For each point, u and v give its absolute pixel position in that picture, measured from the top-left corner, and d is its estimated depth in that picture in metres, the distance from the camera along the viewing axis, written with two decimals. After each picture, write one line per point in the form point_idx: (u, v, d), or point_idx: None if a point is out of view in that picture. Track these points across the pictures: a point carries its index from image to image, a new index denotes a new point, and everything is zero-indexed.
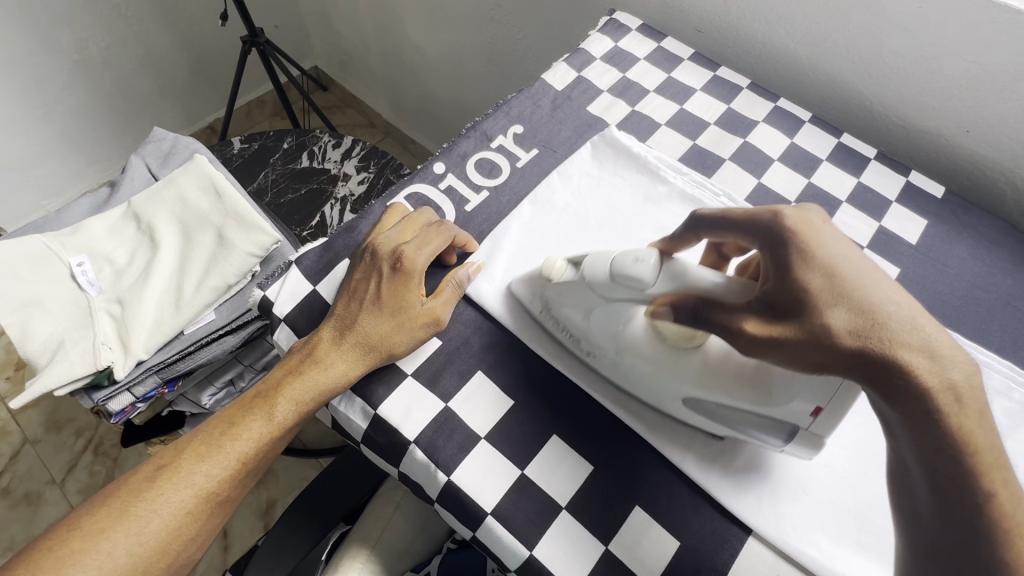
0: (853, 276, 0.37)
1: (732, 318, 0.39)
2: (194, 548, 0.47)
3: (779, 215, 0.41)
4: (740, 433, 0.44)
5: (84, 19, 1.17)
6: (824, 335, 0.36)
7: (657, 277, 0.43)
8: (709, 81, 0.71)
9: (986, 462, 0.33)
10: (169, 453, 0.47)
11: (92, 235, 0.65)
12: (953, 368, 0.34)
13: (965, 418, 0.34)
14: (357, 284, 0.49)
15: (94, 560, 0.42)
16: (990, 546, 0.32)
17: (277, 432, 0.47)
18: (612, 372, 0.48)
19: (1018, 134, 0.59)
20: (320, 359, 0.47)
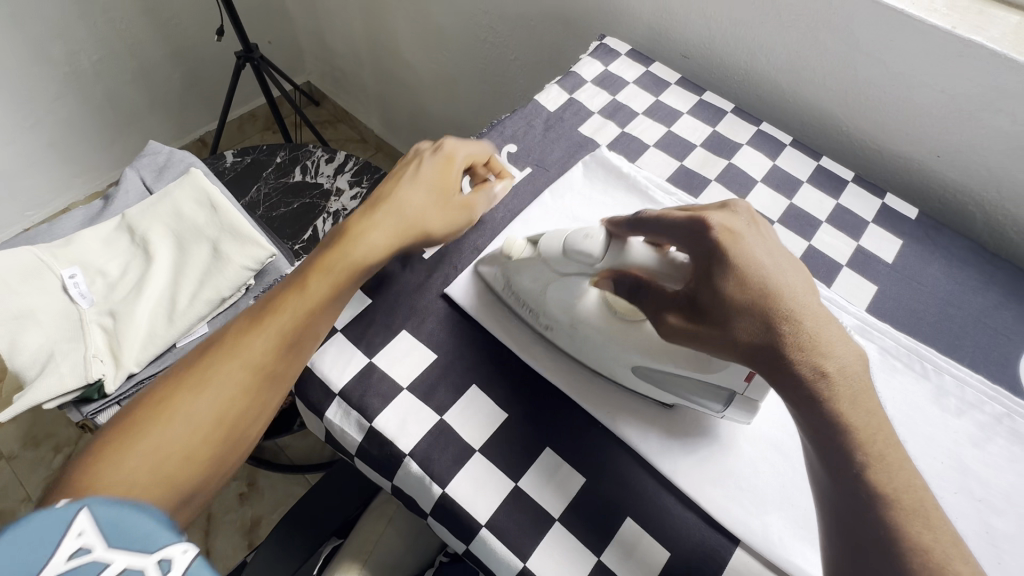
0: (759, 280, 0.39)
1: (650, 307, 0.44)
2: (251, 425, 0.45)
3: (704, 225, 0.41)
4: (686, 399, 0.48)
5: (77, 33, 1.17)
6: (733, 338, 0.39)
7: (603, 252, 0.46)
8: (695, 105, 0.73)
9: (869, 441, 0.36)
10: (205, 346, 0.47)
11: (85, 247, 0.65)
12: (830, 360, 0.37)
13: (838, 401, 0.37)
14: (400, 171, 0.56)
15: (145, 446, 0.41)
16: (877, 514, 0.35)
17: (318, 304, 0.48)
18: (568, 346, 0.51)
19: (983, 159, 0.63)
20: (357, 233, 0.51)
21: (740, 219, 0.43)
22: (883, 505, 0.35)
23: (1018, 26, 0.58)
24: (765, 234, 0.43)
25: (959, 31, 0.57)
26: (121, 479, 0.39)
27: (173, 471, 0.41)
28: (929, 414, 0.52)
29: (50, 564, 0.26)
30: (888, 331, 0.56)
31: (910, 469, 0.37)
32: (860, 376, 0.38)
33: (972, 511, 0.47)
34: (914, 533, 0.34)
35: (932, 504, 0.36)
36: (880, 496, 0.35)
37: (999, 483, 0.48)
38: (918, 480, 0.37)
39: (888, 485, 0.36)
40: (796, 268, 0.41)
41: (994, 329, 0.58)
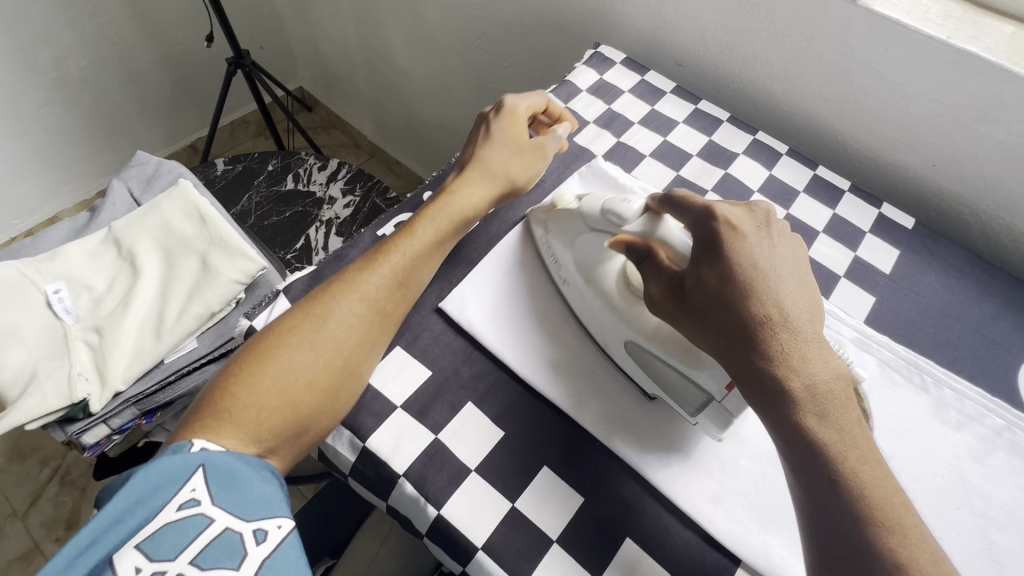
0: (745, 282, 0.42)
1: (647, 275, 0.47)
2: (365, 360, 0.48)
3: (714, 215, 0.45)
4: (667, 395, 0.49)
5: (64, 39, 1.16)
6: (715, 343, 0.42)
7: (637, 218, 0.49)
8: (691, 114, 0.73)
9: (840, 456, 0.38)
10: (315, 291, 0.49)
11: (70, 261, 0.63)
12: (800, 375, 0.40)
13: (810, 415, 0.39)
14: (474, 135, 0.60)
15: (275, 372, 0.45)
16: (850, 527, 0.37)
17: (421, 250, 0.52)
18: (576, 306, 0.54)
19: (979, 169, 0.63)
20: (451, 189, 0.55)
21: (752, 221, 0.45)
22: (861, 519, 0.37)
23: (1012, 37, 0.58)
24: (774, 240, 0.45)
25: (953, 41, 0.56)
26: (255, 403, 0.43)
27: (299, 405, 0.44)
28: (929, 427, 0.51)
29: (169, 508, 0.38)
30: (886, 343, 0.55)
31: (889, 485, 0.38)
32: (833, 394, 0.40)
33: (974, 527, 0.47)
34: (890, 548, 0.36)
35: (910, 520, 0.37)
36: (854, 511, 0.37)
37: (1000, 497, 0.48)
38: (895, 497, 0.38)
39: (864, 499, 0.37)
40: (791, 280, 0.44)
41: (992, 340, 0.58)
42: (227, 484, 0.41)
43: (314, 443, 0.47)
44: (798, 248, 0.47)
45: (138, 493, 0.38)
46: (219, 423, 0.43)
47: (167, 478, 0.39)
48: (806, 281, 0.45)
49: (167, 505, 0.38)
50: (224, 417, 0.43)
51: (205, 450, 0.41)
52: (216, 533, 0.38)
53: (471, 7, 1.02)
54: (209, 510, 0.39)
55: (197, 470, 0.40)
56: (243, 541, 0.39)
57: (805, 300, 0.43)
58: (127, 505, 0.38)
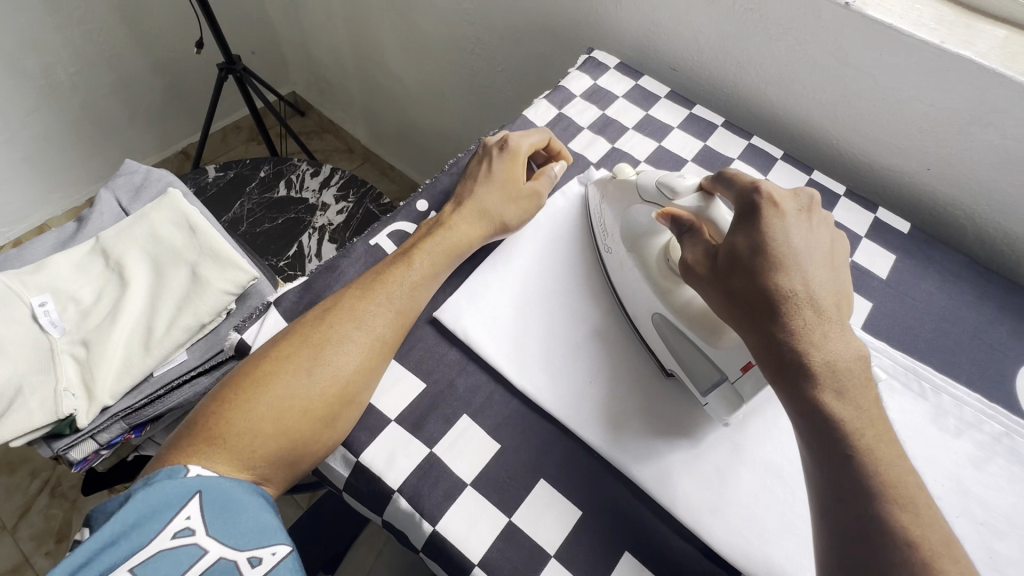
0: (775, 254, 0.42)
1: (688, 245, 0.48)
2: (363, 395, 0.46)
3: (758, 190, 0.45)
4: (681, 370, 0.49)
5: (53, 46, 1.14)
6: (737, 312, 0.43)
7: (692, 193, 0.48)
8: (685, 119, 0.73)
9: (857, 432, 0.38)
10: (315, 313, 0.49)
11: (56, 273, 0.62)
12: (821, 350, 0.40)
13: (828, 388, 0.39)
14: (475, 168, 0.60)
15: (269, 399, 0.44)
16: (860, 501, 0.36)
17: (421, 281, 0.51)
18: (614, 274, 0.55)
19: (974, 173, 0.62)
20: (449, 223, 0.55)
21: (796, 201, 0.45)
22: (874, 496, 0.36)
23: (1006, 41, 0.58)
24: (812, 224, 0.45)
25: (947, 46, 0.56)
26: (249, 429, 0.43)
27: (291, 436, 0.44)
28: (928, 434, 0.51)
29: (163, 535, 0.38)
30: (884, 349, 0.55)
31: (905, 468, 0.38)
32: (853, 373, 0.40)
33: (974, 535, 0.46)
34: (899, 525, 0.35)
35: (925, 504, 0.37)
36: (866, 488, 0.37)
37: (1001, 505, 0.47)
38: (912, 480, 0.37)
39: (876, 476, 0.37)
40: (824, 263, 0.44)
41: (989, 345, 0.58)
42: (221, 512, 0.40)
43: (305, 473, 0.46)
44: (837, 238, 0.47)
45: (136, 516, 0.38)
46: (211, 453, 0.42)
47: (163, 503, 0.39)
48: (838, 267, 0.45)
49: (162, 531, 0.38)
50: (216, 446, 0.43)
51: (200, 475, 0.41)
52: (211, 561, 0.38)
53: (464, 12, 1.01)
54: (203, 539, 0.39)
55: (193, 497, 0.40)
56: (237, 568, 0.38)
57: (834, 283, 0.44)
58: (122, 528, 0.38)
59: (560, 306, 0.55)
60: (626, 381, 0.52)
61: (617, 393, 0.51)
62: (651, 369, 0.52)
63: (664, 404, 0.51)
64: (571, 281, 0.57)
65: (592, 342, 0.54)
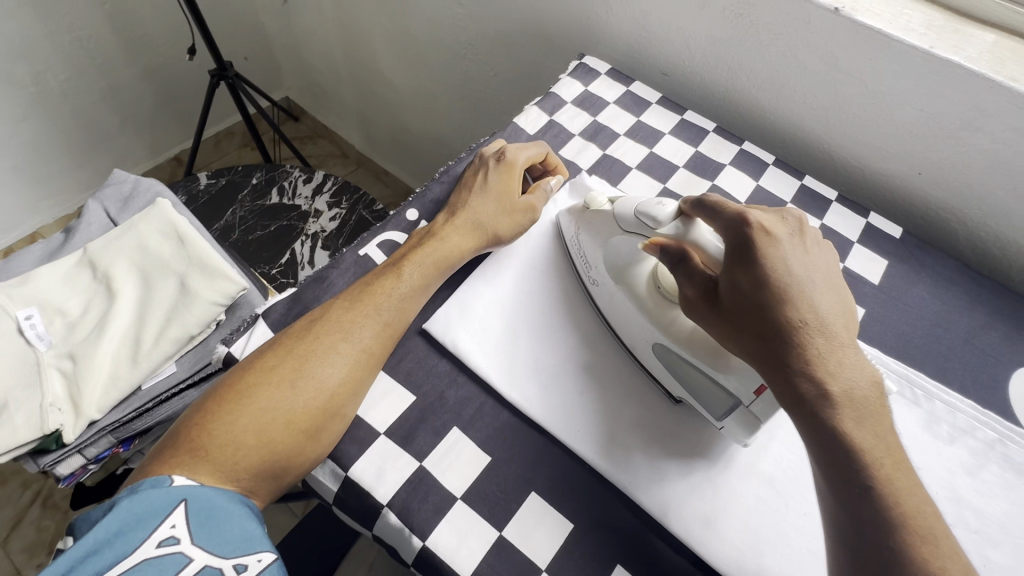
0: (780, 285, 0.42)
1: (684, 278, 0.47)
2: (346, 408, 0.46)
3: (748, 220, 0.44)
4: (692, 397, 0.49)
5: (42, 53, 1.13)
6: (745, 344, 0.42)
7: (670, 221, 0.49)
8: (676, 124, 0.72)
9: (877, 462, 0.37)
10: (303, 324, 0.48)
11: (43, 285, 0.61)
12: (837, 381, 0.39)
13: (842, 419, 0.38)
14: (469, 178, 0.59)
15: (253, 411, 0.43)
16: (884, 534, 0.35)
17: (408, 292, 0.51)
18: (605, 308, 0.54)
19: (966, 178, 0.62)
20: (438, 233, 0.55)
21: (787, 227, 0.45)
22: (897, 529, 0.35)
23: (995, 45, 0.58)
24: (808, 248, 0.45)
25: (936, 51, 0.56)
26: (232, 441, 0.42)
27: (274, 449, 0.43)
28: (922, 442, 0.50)
29: (148, 543, 0.38)
30: (876, 356, 0.55)
31: (921, 494, 0.37)
32: (867, 401, 0.39)
33: (968, 544, 0.46)
34: (923, 559, 0.34)
35: (944, 532, 0.36)
36: (887, 519, 0.36)
37: (994, 513, 0.47)
38: (929, 508, 0.37)
39: (897, 507, 0.36)
40: (826, 286, 0.43)
41: (982, 350, 0.58)
42: (205, 520, 0.40)
43: (290, 485, 0.46)
44: (833, 257, 0.46)
45: (119, 525, 0.38)
46: (194, 464, 0.42)
47: (147, 512, 0.39)
48: (841, 289, 0.44)
49: (146, 540, 0.38)
50: (198, 457, 0.42)
51: (183, 485, 0.40)
52: (196, 570, 0.38)
53: (455, 17, 1.01)
54: (188, 548, 0.39)
55: (177, 506, 0.39)
56: None
57: (840, 307, 0.43)
58: (106, 537, 0.37)
59: (549, 316, 0.55)
60: (617, 392, 0.51)
61: (607, 404, 0.50)
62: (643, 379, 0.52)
63: (654, 414, 0.50)
64: (560, 292, 0.57)
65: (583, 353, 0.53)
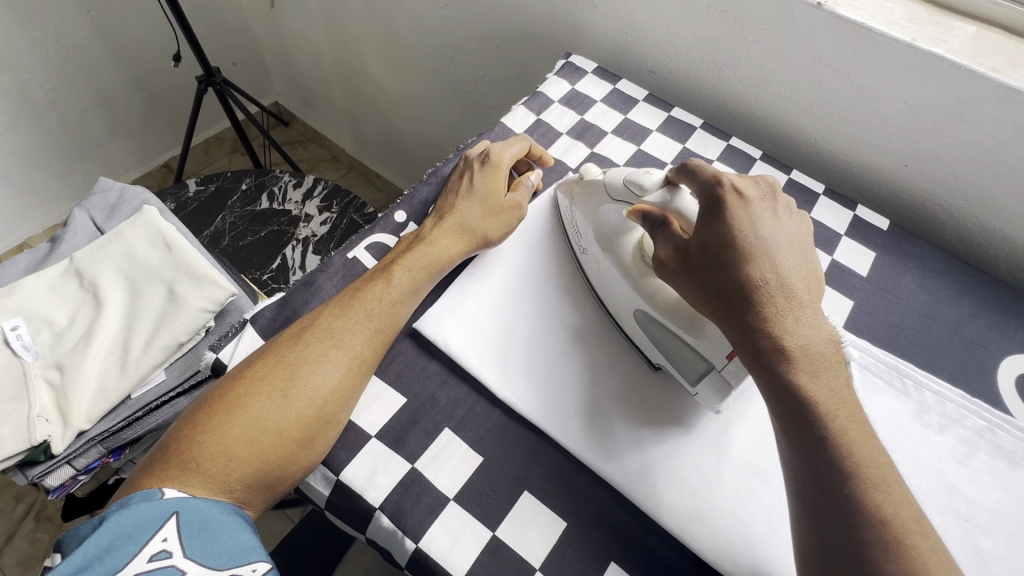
0: (742, 244, 0.43)
1: (662, 241, 0.47)
2: (338, 414, 0.46)
3: (721, 181, 0.45)
4: (670, 365, 0.49)
5: (27, 62, 1.12)
6: (707, 300, 0.44)
7: (657, 188, 0.48)
8: (664, 122, 0.73)
9: (832, 414, 0.38)
10: (290, 332, 0.48)
11: (29, 296, 0.61)
12: (794, 336, 0.40)
13: (801, 372, 0.39)
14: (454, 181, 0.59)
15: (241, 419, 0.43)
16: (837, 482, 0.36)
17: (398, 296, 0.51)
18: (593, 275, 0.55)
19: (952, 169, 0.63)
20: (426, 238, 0.55)
21: (758, 188, 0.46)
22: (846, 478, 0.36)
23: (976, 37, 0.58)
24: (774, 210, 0.45)
25: (918, 44, 0.57)
26: (220, 449, 0.42)
27: (267, 459, 0.43)
28: (912, 431, 0.51)
29: (139, 560, 0.37)
30: (866, 347, 0.55)
31: (877, 446, 0.38)
32: (824, 355, 0.40)
33: (960, 532, 0.46)
34: (872, 507, 0.35)
35: (897, 483, 0.36)
36: (840, 469, 0.36)
37: (986, 501, 0.47)
38: (882, 458, 0.37)
39: (848, 456, 0.37)
40: (790, 248, 0.44)
41: (971, 340, 0.58)
42: (197, 533, 0.39)
43: (284, 494, 0.45)
44: (800, 223, 0.47)
45: (109, 539, 0.37)
46: (185, 476, 0.41)
47: (138, 526, 0.38)
48: (807, 251, 0.45)
49: (137, 555, 0.37)
50: (190, 470, 0.41)
51: (176, 497, 0.40)
52: None
53: (442, 19, 1.01)
54: (180, 561, 0.38)
55: (169, 518, 0.39)
56: None
57: (803, 268, 0.44)
58: (96, 552, 0.37)
59: (538, 312, 0.55)
60: (610, 390, 0.51)
61: (597, 399, 0.50)
62: (635, 375, 0.52)
63: (646, 411, 0.50)
64: (551, 289, 0.56)
65: (575, 349, 0.53)
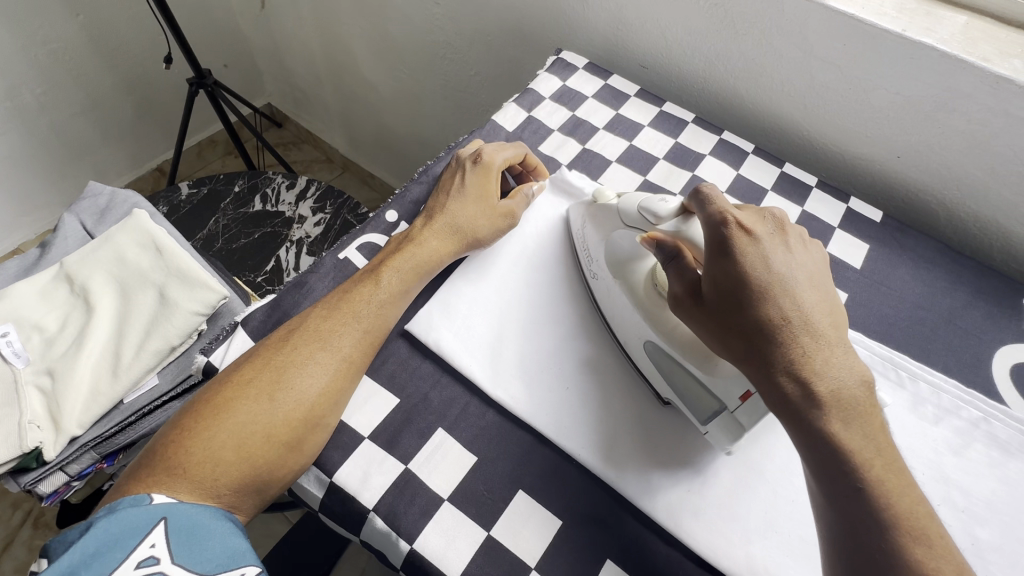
0: (763, 281, 0.42)
1: (676, 271, 0.47)
2: (326, 417, 0.45)
3: (727, 219, 0.44)
4: (680, 400, 0.48)
5: (17, 66, 1.12)
6: (728, 344, 0.42)
7: (671, 217, 0.48)
8: (655, 116, 0.72)
9: (865, 462, 0.37)
10: (278, 336, 0.48)
11: (18, 301, 0.61)
12: (821, 379, 0.39)
13: (832, 419, 0.38)
14: (446, 181, 0.59)
15: (228, 425, 0.43)
16: (879, 535, 0.35)
17: (389, 299, 0.50)
18: (602, 299, 0.54)
19: (944, 159, 0.63)
20: (415, 238, 0.54)
21: (767, 226, 0.45)
22: (887, 528, 0.35)
23: (967, 26, 0.58)
24: (788, 245, 0.45)
25: (909, 34, 0.56)
26: (208, 456, 0.42)
27: (254, 463, 0.43)
28: (907, 422, 0.51)
29: (125, 568, 0.37)
30: (860, 340, 0.55)
31: (915, 492, 0.37)
32: (855, 400, 0.39)
33: (957, 523, 0.46)
34: (917, 560, 0.34)
35: (937, 531, 0.36)
36: (877, 519, 0.36)
37: (982, 492, 0.47)
38: (921, 506, 0.37)
39: (888, 508, 0.36)
40: (809, 284, 0.44)
41: (966, 331, 0.58)
42: (185, 538, 0.39)
43: (276, 497, 0.45)
44: (816, 253, 0.47)
45: (95, 546, 0.37)
46: (173, 481, 0.41)
47: (125, 532, 0.38)
48: (825, 286, 0.44)
49: (124, 561, 0.37)
50: (177, 476, 0.41)
51: (164, 502, 0.40)
52: None
53: (433, 17, 1.00)
54: (168, 567, 0.37)
55: (157, 525, 0.39)
56: None
57: (825, 305, 0.43)
58: (82, 559, 0.36)
59: (529, 309, 0.55)
60: (605, 388, 0.51)
61: (590, 395, 0.50)
62: (629, 373, 0.52)
63: (638, 409, 0.50)
64: (544, 289, 0.56)
65: (568, 348, 0.53)
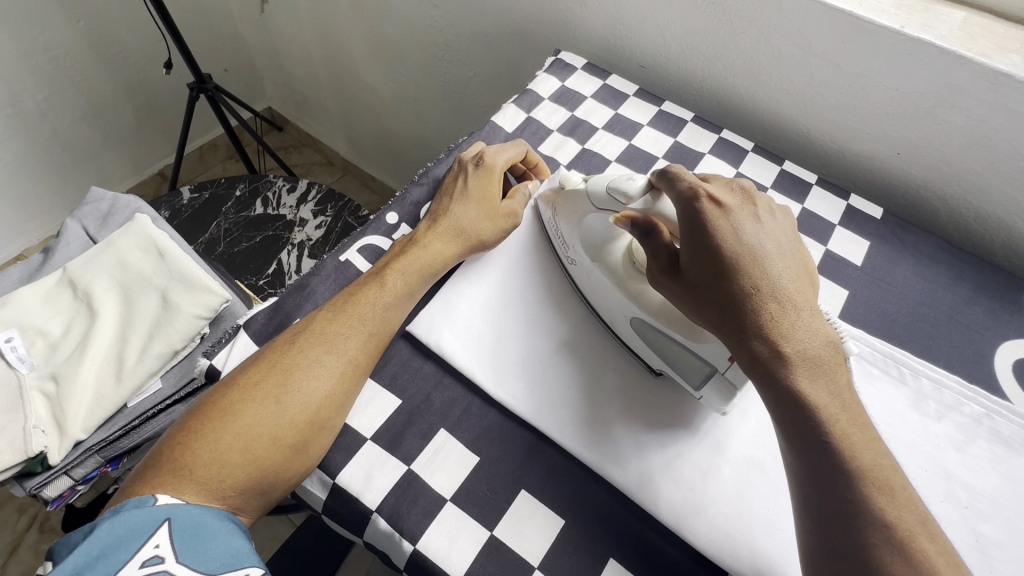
0: (734, 251, 0.43)
1: (652, 248, 0.47)
2: (332, 420, 0.45)
3: (697, 193, 0.44)
4: (670, 369, 0.49)
5: (18, 73, 1.12)
6: (701, 312, 0.44)
7: (641, 195, 0.48)
8: (654, 116, 0.72)
9: (830, 418, 0.38)
10: (282, 339, 0.48)
11: (22, 307, 0.61)
12: (789, 341, 0.40)
13: (797, 377, 0.39)
14: (449, 184, 0.59)
15: (235, 429, 0.43)
16: (843, 487, 0.36)
17: (393, 302, 0.51)
18: (585, 284, 0.55)
19: (945, 155, 0.62)
20: (418, 241, 0.55)
21: (735, 197, 0.46)
22: (850, 480, 0.36)
23: (965, 22, 0.58)
24: (758, 214, 0.45)
25: (907, 31, 0.56)
26: (215, 459, 0.42)
27: (261, 467, 0.43)
28: (909, 419, 0.51)
29: (131, 568, 0.37)
30: (861, 337, 0.55)
31: (880, 448, 0.37)
32: (821, 359, 0.40)
33: (959, 519, 0.46)
34: (878, 510, 0.35)
35: (900, 484, 0.36)
36: (843, 471, 0.36)
37: (985, 488, 0.47)
38: (885, 460, 0.37)
39: (851, 461, 0.36)
40: (778, 252, 0.44)
41: (968, 327, 0.58)
42: (190, 538, 0.39)
43: (280, 500, 0.45)
44: (786, 222, 0.47)
45: (100, 547, 0.37)
46: (179, 482, 0.41)
47: (130, 533, 0.38)
48: (793, 252, 0.45)
49: (130, 561, 0.37)
50: (182, 477, 0.41)
51: (168, 503, 0.40)
52: None
53: (432, 19, 1.01)
54: (173, 566, 0.38)
55: (161, 525, 0.39)
56: None
57: (795, 271, 0.44)
58: (88, 559, 0.36)
59: (530, 308, 0.55)
60: (606, 386, 0.51)
61: (592, 395, 0.50)
62: (629, 372, 0.52)
63: (640, 407, 0.50)
64: (546, 288, 0.56)
65: (569, 347, 0.53)
